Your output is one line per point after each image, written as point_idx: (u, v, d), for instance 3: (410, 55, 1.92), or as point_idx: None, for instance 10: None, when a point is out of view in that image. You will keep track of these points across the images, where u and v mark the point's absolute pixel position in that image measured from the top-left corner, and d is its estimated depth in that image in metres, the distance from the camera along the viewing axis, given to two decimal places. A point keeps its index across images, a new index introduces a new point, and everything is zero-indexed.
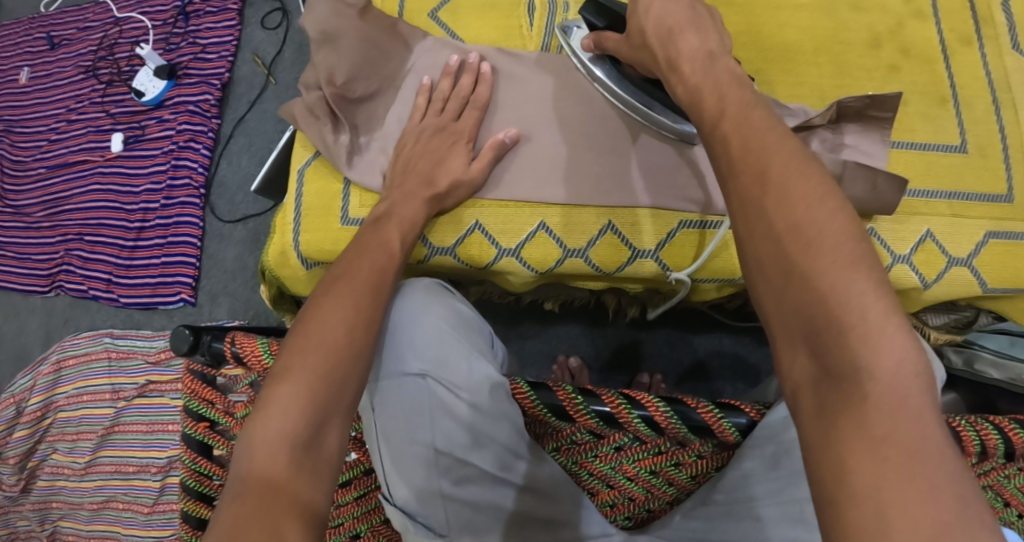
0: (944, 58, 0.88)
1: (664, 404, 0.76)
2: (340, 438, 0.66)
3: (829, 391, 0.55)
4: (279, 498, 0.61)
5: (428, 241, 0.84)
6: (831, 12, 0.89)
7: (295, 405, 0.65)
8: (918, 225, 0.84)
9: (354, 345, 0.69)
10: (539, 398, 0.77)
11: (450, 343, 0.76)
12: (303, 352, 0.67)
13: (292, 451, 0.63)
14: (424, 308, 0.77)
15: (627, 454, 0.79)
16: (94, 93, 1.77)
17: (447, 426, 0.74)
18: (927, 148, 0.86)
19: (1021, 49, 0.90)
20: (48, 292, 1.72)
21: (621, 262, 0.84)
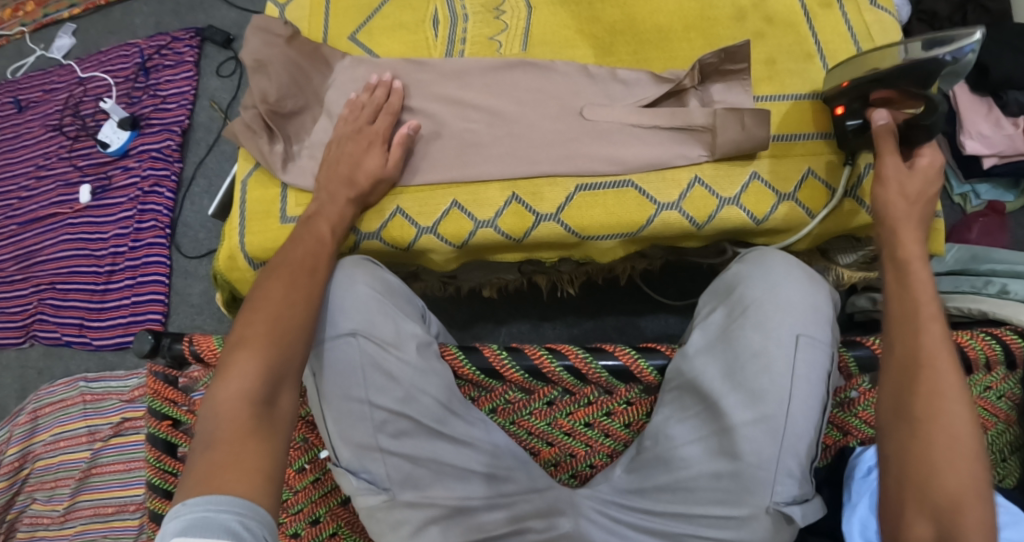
0: (807, 19, 1.00)
1: (584, 351, 0.84)
2: (294, 398, 0.75)
3: None
4: (244, 448, 0.70)
5: (356, 228, 0.92)
6: None
7: (255, 369, 0.74)
8: (800, 165, 0.94)
9: (297, 317, 0.78)
10: (471, 361, 0.85)
11: (377, 304, 0.82)
12: (255, 324, 0.76)
13: (254, 408, 0.72)
14: (353, 278, 0.84)
15: (560, 408, 0.87)
16: (62, 149, 1.86)
17: (380, 382, 0.80)
18: (798, 98, 0.97)
19: (877, 5, 1.01)
20: (22, 343, 1.79)
21: (527, 229, 0.92)
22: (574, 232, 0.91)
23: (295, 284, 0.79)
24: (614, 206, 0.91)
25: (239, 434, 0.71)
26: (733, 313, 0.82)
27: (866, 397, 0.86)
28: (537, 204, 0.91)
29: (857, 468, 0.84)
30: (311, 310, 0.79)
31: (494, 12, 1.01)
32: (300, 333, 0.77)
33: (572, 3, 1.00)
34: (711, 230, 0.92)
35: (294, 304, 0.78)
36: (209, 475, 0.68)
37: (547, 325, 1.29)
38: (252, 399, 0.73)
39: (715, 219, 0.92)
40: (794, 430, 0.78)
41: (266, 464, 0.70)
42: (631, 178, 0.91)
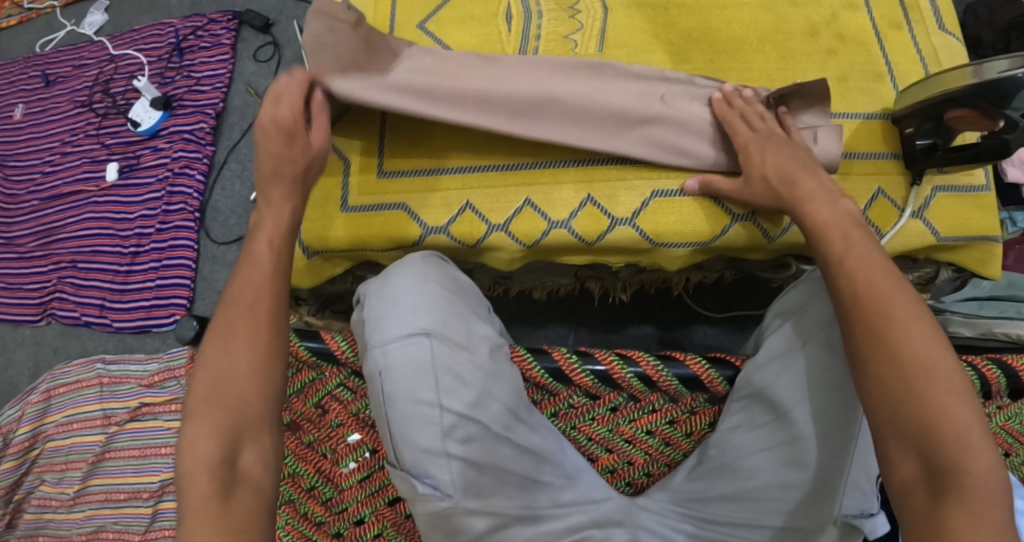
0: (878, 39, 0.99)
1: (654, 359, 0.84)
2: (257, 453, 0.74)
3: (928, 482, 0.66)
4: (210, 512, 0.71)
5: (423, 223, 0.91)
6: (770, 8, 0.99)
7: (213, 432, 0.73)
8: (871, 184, 0.93)
9: (253, 373, 0.76)
10: (539, 363, 0.84)
11: (449, 304, 0.80)
12: (207, 387, 0.75)
13: (215, 472, 0.72)
14: (424, 276, 0.81)
15: (623, 414, 0.87)
16: (90, 126, 1.84)
17: (452, 385, 0.77)
18: (870, 117, 0.95)
19: (945, 29, 1.00)
20: (39, 321, 1.76)
21: (601, 231, 0.90)
22: (648, 238, 0.90)
23: (245, 333, 0.77)
24: (689, 214, 0.90)
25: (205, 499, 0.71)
26: (807, 325, 0.79)
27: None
28: (612, 207, 0.90)
29: None
30: (263, 364, 0.77)
31: (569, 11, 0.99)
32: (246, 388, 0.75)
33: (647, 6, 0.99)
34: (782, 243, 0.92)
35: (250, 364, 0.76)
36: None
37: (585, 331, 1.28)
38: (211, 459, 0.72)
39: (788, 232, 0.90)
40: (863, 444, 0.77)
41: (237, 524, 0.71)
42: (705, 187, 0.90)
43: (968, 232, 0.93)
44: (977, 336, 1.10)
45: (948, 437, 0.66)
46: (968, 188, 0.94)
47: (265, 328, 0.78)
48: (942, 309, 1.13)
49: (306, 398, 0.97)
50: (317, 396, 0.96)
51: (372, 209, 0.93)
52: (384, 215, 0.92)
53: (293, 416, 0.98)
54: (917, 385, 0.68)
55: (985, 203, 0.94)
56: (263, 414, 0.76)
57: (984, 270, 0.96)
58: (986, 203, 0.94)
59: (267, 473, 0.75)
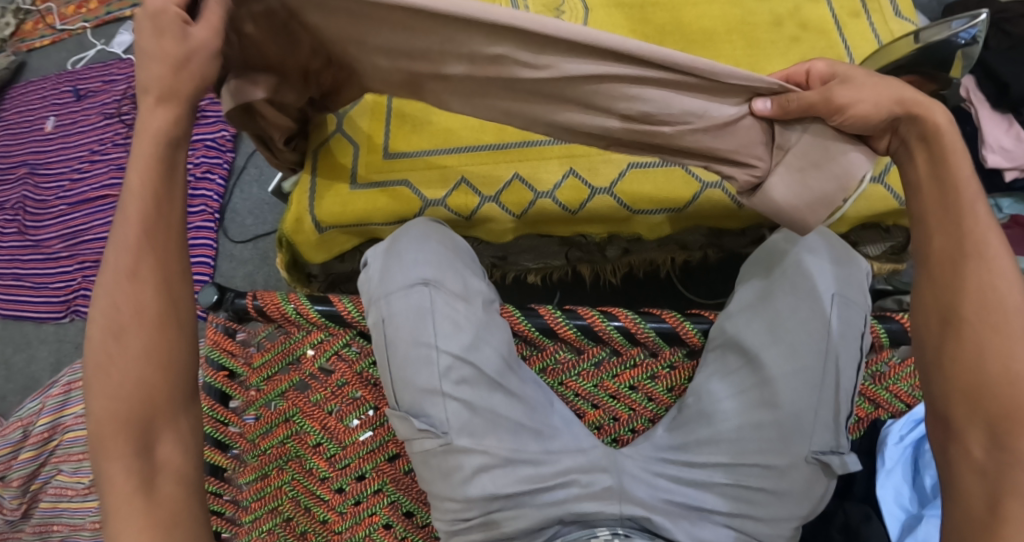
0: (837, 27, 1.06)
1: (634, 314, 0.95)
2: (173, 441, 0.74)
3: (991, 452, 0.69)
4: (133, 507, 0.71)
5: (424, 195, 1.02)
6: (738, 3, 1.08)
7: (124, 418, 0.72)
8: None
9: (154, 355, 0.73)
10: (529, 320, 0.95)
11: (446, 259, 0.90)
12: (106, 372, 0.73)
13: (137, 465, 0.72)
14: (426, 235, 0.92)
15: (606, 369, 0.96)
16: (118, 137, 1.98)
17: (447, 329, 0.88)
18: None
19: (901, 16, 1.07)
20: (63, 317, 1.86)
21: (583, 201, 1.00)
22: (624, 204, 0.99)
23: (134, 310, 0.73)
24: (663, 183, 0.99)
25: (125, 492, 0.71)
26: (773, 277, 0.89)
27: (895, 371, 0.95)
28: (593, 178, 1.00)
29: (888, 436, 0.96)
30: (155, 349, 0.73)
31: (555, 11, 1.11)
32: (143, 374, 0.73)
33: (625, 6, 1.10)
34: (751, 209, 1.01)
35: (145, 348, 0.73)
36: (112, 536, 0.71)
37: None
38: (125, 448, 0.72)
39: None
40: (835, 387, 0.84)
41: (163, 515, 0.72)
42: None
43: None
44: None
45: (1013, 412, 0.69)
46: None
47: (161, 305, 0.74)
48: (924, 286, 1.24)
49: (317, 355, 1.09)
50: (325, 354, 1.09)
51: (378, 185, 1.03)
52: (390, 190, 1.03)
53: (303, 375, 1.09)
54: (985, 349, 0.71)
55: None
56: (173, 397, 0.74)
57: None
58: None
59: (187, 459, 0.74)
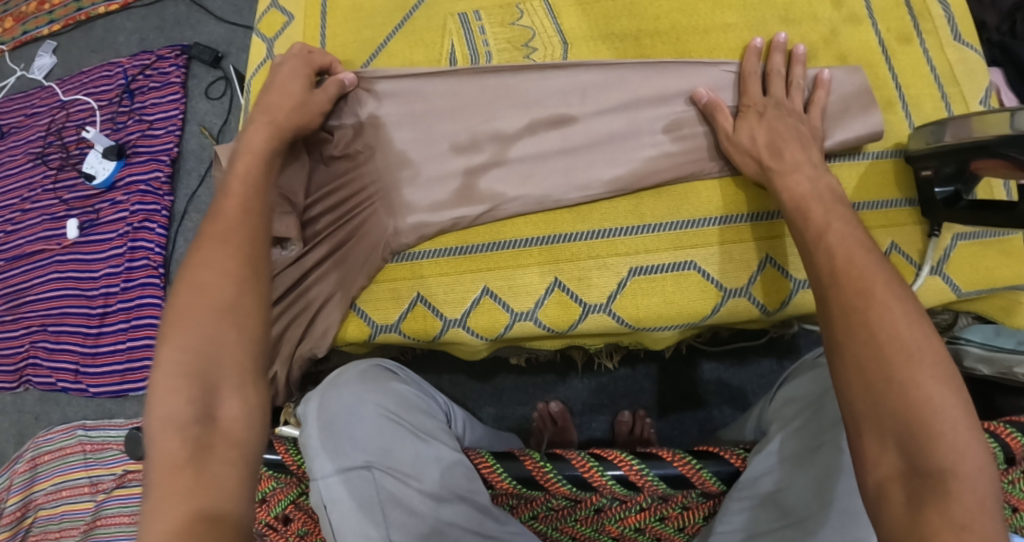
0: (886, 59, 0.91)
1: (636, 460, 0.74)
2: (236, 403, 0.67)
3: (912, 479, 0.60)
4: (182, 476, 0.63)
5: (372, 320, 0.88)
6: (759, 28, 0.91)
7: (181, 389, 0.66)
8: (882, 239, 0.87)
9: (240, 296, 0.72)
10: (506, 471, 0.75)
11: (390, 427, 0.73)
12: (184, 325, 0.69)
13: (185, 431, 0.65)
14: (357, 398, 0.75)
15: (608, 515, 0.75)
16: (46, 179, 1.70)
17: (401, 518, 0.69)
18: (880, 157, 0.88)
19: (961, 40, 0.92)
20: (16, 388, 1.65)
21: (572, 319, 0.86)
22: (627, 323, 0.85)
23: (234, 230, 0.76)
24: (672, 292, 0.84)
25: (174, 463, 0.64)
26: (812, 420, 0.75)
27: None
28: (584, 292, 0.85)
29: None
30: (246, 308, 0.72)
31: (523, 49, 0.93)
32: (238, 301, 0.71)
33: (613, 37, 0.92)
34: (783, 315, 0.86)
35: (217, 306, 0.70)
36: (153, 510, 0.62)
37: (575, 377, 1.25)
38: (188, 391, 0.66)
39: (788, 305, 0.85)
40: None
41: (208, 499, 0.63)
42: (691, 259, 0.85)
43: (994, 285, 0.87)
44: (996, 375, 0.91)
45: (939, 428, 0.61)
46: (992, 233, 0.88)
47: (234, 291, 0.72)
48: (955, 338, 0.97)
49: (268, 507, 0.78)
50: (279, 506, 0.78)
51: (376, 305, 0.88)
52: (382, 309, 0.88)
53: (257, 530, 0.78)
54: (910, 388, 0.62)
55: (1014, 249, 0.87)
56: (237, 373, 0.68)
57: (1009, 320, 0.90)
58: (1012, 248, 0.88)
59: (249, 431, 0.67)
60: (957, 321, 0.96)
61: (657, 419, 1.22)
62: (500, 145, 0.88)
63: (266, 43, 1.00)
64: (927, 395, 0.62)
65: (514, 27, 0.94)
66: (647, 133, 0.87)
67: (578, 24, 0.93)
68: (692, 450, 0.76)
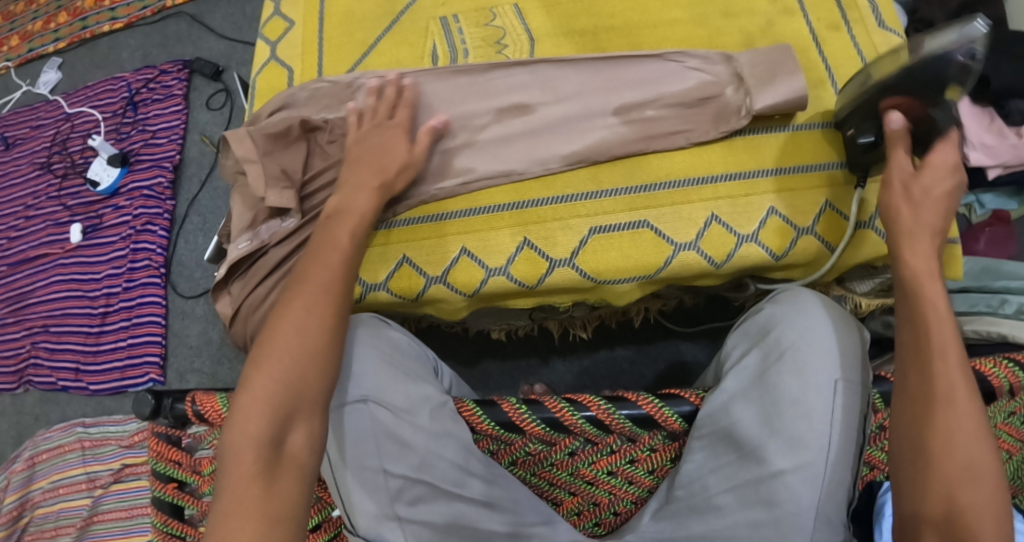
0: (817, 45, 1.01)
1: (605, 402, 0.82)
2: (307, 434, 0.74)
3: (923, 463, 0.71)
4: (251, 492, 0.70)
5: (362, 279, 0.96)
6: (704, 22, 1.02)
7: (263, 412, 0.72)
8: (817, 198, 0.94)
9: (325, 334, 0.77)
10: (488, 415, 0.82)
11: (385, 367, 0.80)
12: (274, 357, 0.75)
13: (261, 451, 0.71)
14: (355, 344, 0.81)
15: (582, 457, 0.85)
16: (51, 188, 1.79)
17: (394, 449, 0.77)
18: (814, 126, 0.97)
19: (885, 26, 1.02)
20: (17, 388, 1.71)
21: (541, 275, 0.94)
22: (589, 276, 0.94)
23: (325, 271, 0.80)
24: (630, 249, 0.93)
25: (246, 477, 0.70)
26: (768, 360, 0.83)
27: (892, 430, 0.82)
28: (550, 249, 0.94)
29: (882, 507, 0.86)
30: (329, 328, 0.77)
31: (497, 46, 1.03)
32: (325, 343, 0.76)
33: (574, 34, 1.03)
34: (729, 268, 0.94)
35: (300, 325, 0.76)
36: (223, 516, 0.69)
37: (556, 360, 1.33)
38: (268, 416, 0.73)
39: (732, 258, 0.93)
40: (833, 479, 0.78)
41: (273, 513, 0.70)
42: (645, 219, 0.94)
43: None
44: None
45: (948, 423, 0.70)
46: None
47: (324, 330, 0.77)
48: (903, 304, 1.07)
49: None
50: None
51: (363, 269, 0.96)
52: (371, 269, 0.96)
53: None
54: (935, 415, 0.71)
55: None
56: (320, 394, 0.75)
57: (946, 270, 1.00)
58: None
59: (314, 459, 0.74)
60: None
61: None
62: (472, 127, 0.98)
63: (270, 46, 1.09)
64: (949, 434, 0.70)
65: (488, 27, 1.04)
66: (602, 115, 0.96)
67: (544, 22, 1.04)
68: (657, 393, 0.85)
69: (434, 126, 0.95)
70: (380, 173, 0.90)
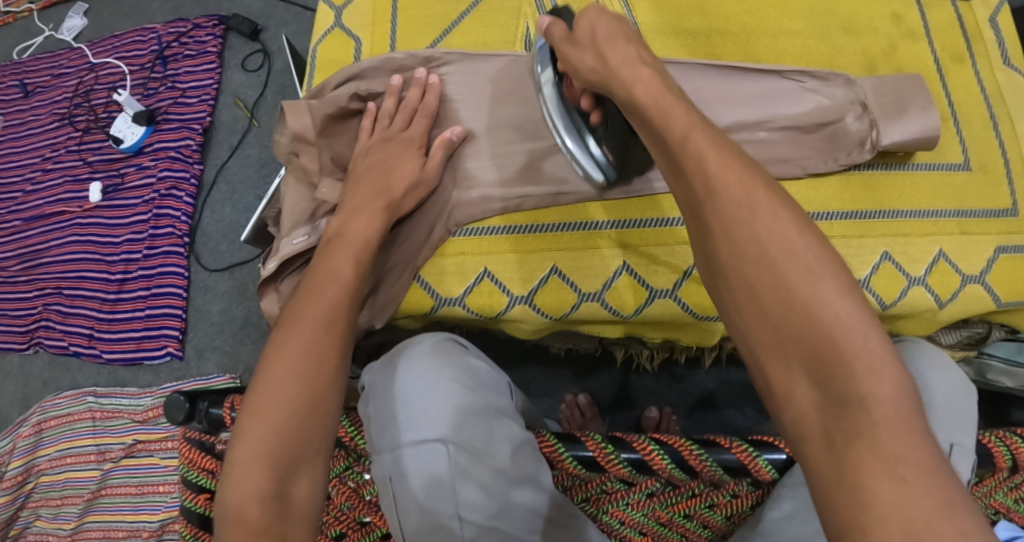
0: (940, 75, 0.92)
1: (698, 448, 0.74)
2: (312, 484, 0.65)
3: (827, 410, 0.57)
4: None
5: (436, 293, 0.87)
6: (824, 37, 0.92)
7: (263, 464, 0.63)
8: (930, 247, 0.86)
9: (325, 369, 0.68)
10: (569, 452, 0.74)
11: (467, 402, 0.71)
12: (270, 397, 0.66)
13: (264, 509, 0.62)
14: (434, 371, 0.72)
15: (660, 499, 0.75)
16: (70, 141, 1.69)
17: (472, 495, 0.68)
18: (933, 168, 0.88)
19: (1010, 65, 0.93)
20: (27, 349, 1.61)
21: (638, 304, 0.87)
22: (691, 311, 0.86)
23: (321, 302, 0.73)
24: None
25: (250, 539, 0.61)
26: None
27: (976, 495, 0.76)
28: (651, 277, 0.86)
29: None
30: (330, 363, 0.69)
31: None
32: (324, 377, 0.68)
33: (686, 34, 0.92)
34: None
35: (299, 364, 0.68)
36: None
37: (602, 372, 1.24)
38: (269, 465, 0.64)
39: None
40: None
41: None
42: None
43: None
44: (1017, 387, 0.95)
45: (843, 349, 0.58)
46: None
47: (318, 366, 0.68)
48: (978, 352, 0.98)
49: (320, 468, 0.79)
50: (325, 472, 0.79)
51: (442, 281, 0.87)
52: (448, 281, 0.87)
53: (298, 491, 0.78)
54: (831, 355, 0.58)
55: None
56: (326, 435, 0.66)
57: None
58: None
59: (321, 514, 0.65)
60: (991, 334, 0.92)
61: (682, 417, 1.22)
62: None
63: (334, 12, 0.98)
64: (852, 366, 0.57)
65: None
66: None
67: (652, 18, 0.93)
68: (749, 438, 0.76)
69: (452, 137, 0.87)
70: (387, 190, 0.83)
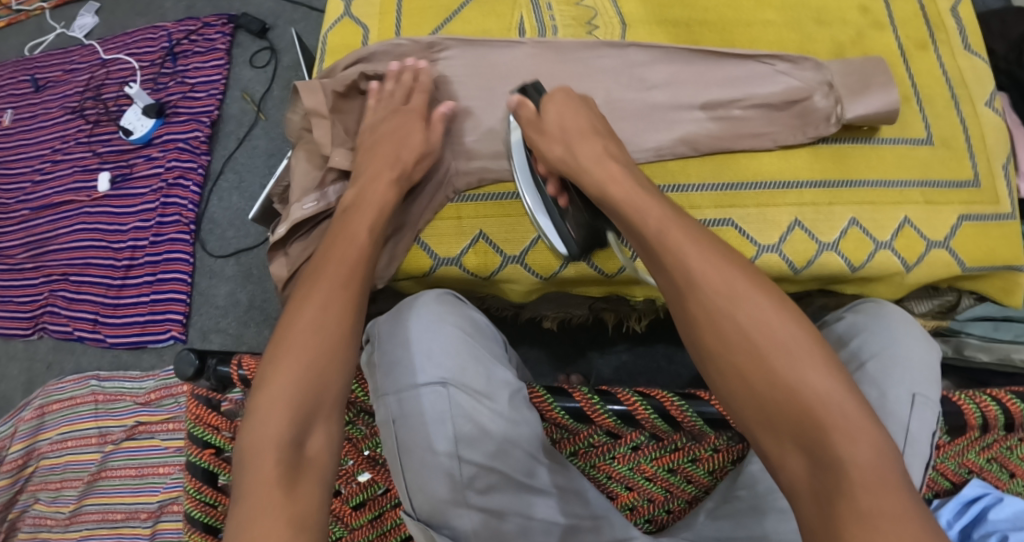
0: (904, 60, 0.99)
1: (678, 398, 0.79)
2: (326, 435, 0.72)
3: (814, 472, 0.66)
4: (273, 499, 0.67)
5: (435, 253, 0.94)
6: (798, 28, 0.99)
7: (283, 413, 0.71)
8: (897, 214, 0.93)
9: (342, 323, 0.75)
10: (558, 404, 0.80)
11: (467, 348, 0.78)
12: (290, 351, 0.73)
13: (281, 453, 0.69)
14: (438, 320, 0.79)
15: (644, 453, 0.81)
16: (81, 133, 1.75)
17: (471, 435, 0.75)
18: (898, 143, 0.95)
19: (970, 50, 1.01)
20: (31, 334, 1.65)
21: (619, 265, 0.94)
22: None
23: (341, 261, 0.80)
24: None
25: (268, 481, 0.68)
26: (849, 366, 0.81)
27: (942, 451, 0.81)
28: None
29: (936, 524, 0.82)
30: (345, 321, 0.76)
31: (587, 26, 1.00)
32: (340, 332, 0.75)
33: (667, 23, 1.00)
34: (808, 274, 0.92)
35: (318, 321, 0.75)
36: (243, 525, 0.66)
37: (596, 354, 1.30)
38: (286, 417, 0.71)
39: (814, 264, 0.91)
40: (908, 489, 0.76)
41: (299, 515, 0.67)
42: (731, 218, 0.91)
43: (994, 262, 0.95)
44: (994, 361, 0.99)
45: (824, 417, 0.66)
46: (994, 216, 0.95)
47: (336, 324, 0.75)
48: (955, 330, 1.02)
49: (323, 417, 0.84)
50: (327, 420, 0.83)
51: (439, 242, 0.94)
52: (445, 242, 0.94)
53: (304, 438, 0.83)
54: (811, 423, 0.67)
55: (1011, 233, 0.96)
56: (340, 395, 0.74)
57: (1007, 299, 0.97)
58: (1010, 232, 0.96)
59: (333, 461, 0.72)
60: (960, 302, 1.02)
61: None
62: None
63: None
64: (839, 447, 0.65)
65: (580, 6, 1.01)
66: (689, 107, 0.94)
67: (638, 9, 1.00)
68: None
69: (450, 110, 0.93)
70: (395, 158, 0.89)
